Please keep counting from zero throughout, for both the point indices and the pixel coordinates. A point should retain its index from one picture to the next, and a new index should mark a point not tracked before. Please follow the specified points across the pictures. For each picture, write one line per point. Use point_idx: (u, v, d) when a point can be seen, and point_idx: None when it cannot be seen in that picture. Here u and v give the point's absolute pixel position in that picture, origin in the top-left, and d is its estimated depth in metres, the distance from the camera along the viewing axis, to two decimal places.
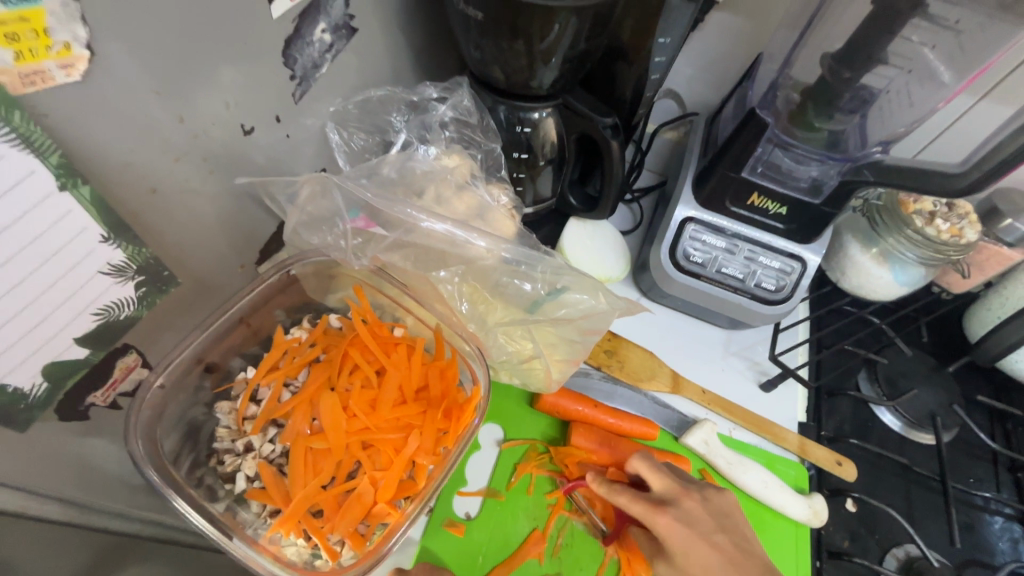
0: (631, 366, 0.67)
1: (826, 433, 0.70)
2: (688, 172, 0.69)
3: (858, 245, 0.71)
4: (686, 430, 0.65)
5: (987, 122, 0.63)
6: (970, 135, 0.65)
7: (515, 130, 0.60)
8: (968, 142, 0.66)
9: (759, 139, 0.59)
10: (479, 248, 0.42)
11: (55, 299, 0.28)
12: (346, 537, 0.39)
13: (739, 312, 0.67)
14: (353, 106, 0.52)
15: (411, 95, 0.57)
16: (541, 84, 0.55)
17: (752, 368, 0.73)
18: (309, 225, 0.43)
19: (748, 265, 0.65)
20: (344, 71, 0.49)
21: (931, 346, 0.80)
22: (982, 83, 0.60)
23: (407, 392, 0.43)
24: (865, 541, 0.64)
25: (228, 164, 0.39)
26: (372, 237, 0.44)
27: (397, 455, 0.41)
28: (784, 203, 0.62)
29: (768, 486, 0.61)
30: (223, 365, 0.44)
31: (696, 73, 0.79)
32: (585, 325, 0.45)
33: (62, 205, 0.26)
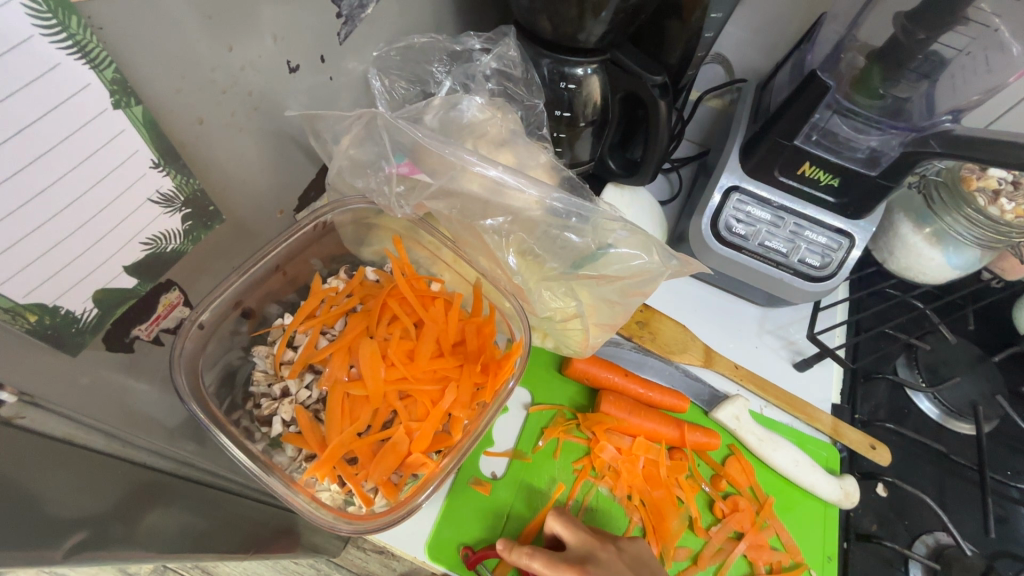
0: (664, 338, 0.66)
1: (860, 417, 0.69)
2: (735, 141, 0.66)
3: (910, 224, 0.67)
4: (717, 404, 0.63)
5: None
6: None
7: (560, 87, 0.58)
8: None
9: (819, 104, 0.55)
10: (525, 199, 0.41)
11: (107, 224, 0.27)
12: (379, 485, 0.39)
13: (779, 288, 0.65)
14: (395, 53, 0.50)
15: (454, 44, 0.55)
16: (589, 38, 0.53)
17: (786, 347, 0.71)
18: (353, 170, 0.42)
19: (793, 240, 0.63)
20: (388, 14, 0.47)
21: (976, 335, 0.77)
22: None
23: (444, 345, 0.42)
24: (894, 526, 0.63)
25: (269, 103, 0.38)
26: (416, 184, 0.42)
27: (434, 407, 0.40)
28: (838, 174, 0.59)
29: (799, 464, 0.60)
30: (260, 311, 0.45)
31: (748, 36, 0.75)
32: (630, 285, 0.44)
33: (115, 123, 0.25)
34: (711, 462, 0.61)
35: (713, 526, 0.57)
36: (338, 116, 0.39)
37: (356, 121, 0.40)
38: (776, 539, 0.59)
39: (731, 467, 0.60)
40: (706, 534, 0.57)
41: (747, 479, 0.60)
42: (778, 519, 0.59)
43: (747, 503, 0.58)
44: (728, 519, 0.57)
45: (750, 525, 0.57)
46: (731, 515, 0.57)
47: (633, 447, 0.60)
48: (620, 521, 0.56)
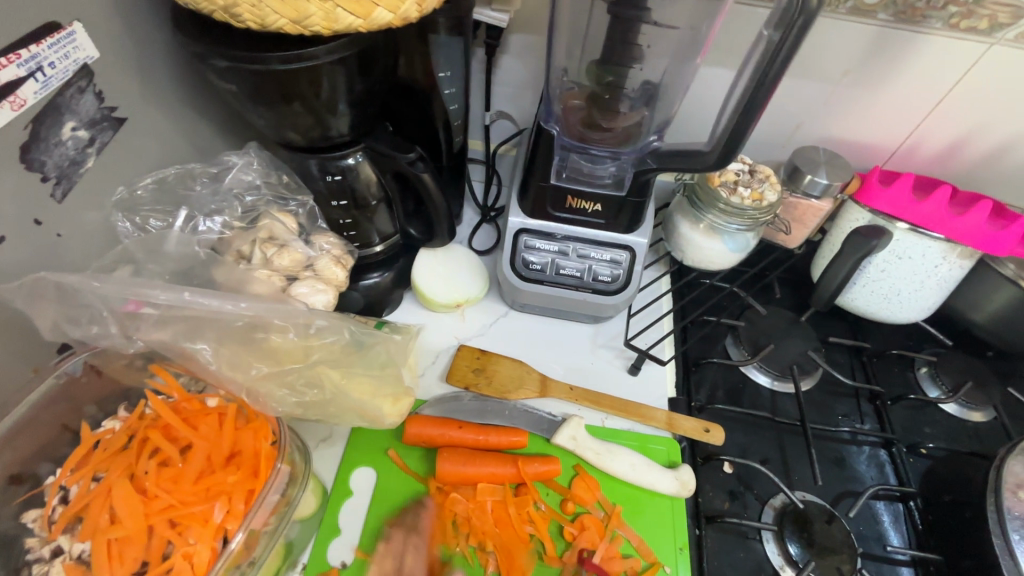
0: (499, 382, 0.69)
1: (695, 404, 0.74)
2: (513, 189, 0.72)
3: (688, 223, 0.76)
4: (556, 429, 0.67)
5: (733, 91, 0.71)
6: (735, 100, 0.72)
7: (331, 180, 0.63)
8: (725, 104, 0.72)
9: (553, 148, 0.63)
10: (238, 312, 0.45)
11: None
12: None
13: (589, 307, 0.72)
14: (142, 190, 0.53)
15: (212, 167, 0.59)
16: (339, 133, 0.59)
17: (620, 356, 0.77)
18: (70, 321, 0.43)
19: (583, 263, 0.69)
20: (119, 160, 0.50)
21: (785, 300, 0.86)
22: (733, 58, 0.68)
23: (215, 462, 0.44)
24: (744, 498, 0.67)
25: None
26: (139, 317, 0.44)
27: (206, 524, 0.41)
28: (597, 201, 0.66)
29: (636, 467, 0.64)
30: (30, 473, 0.44)
31: (517, 93, 0.83)
32: (378, 354, 0.52)
33: None
34: (557, 488, 0.64)
35: (566, 551, 0.60)
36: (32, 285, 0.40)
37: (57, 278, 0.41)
38: (629, 546, 0.61)
39: (577, 488, 0.63)
40: (561, 561, 0.59)
41: (593, 495, 0.63)
42: (627, 525, 0.62)
43: (594, 520, 0.61)
44: (578, 540, 0.60)
45: (601, 539, 0.60)
46: (580, 535, 0.60)
47: (477, 493, 0.62)
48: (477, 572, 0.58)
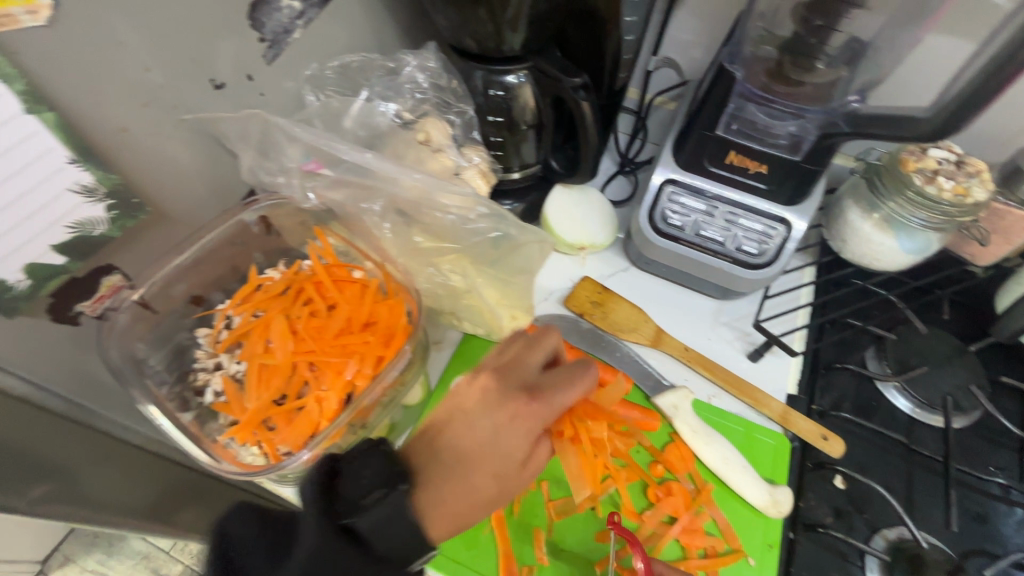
0: (616, 318, 0.70)
1: (817, 407, 0.67)
2: (670, 136, 0.68)
3: (859, 211, 0.67)
4: (660, 391, 0.64)
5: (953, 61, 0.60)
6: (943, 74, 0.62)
7: (492, 95, 0.64)
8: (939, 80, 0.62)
9: (730, 94, 0.58)
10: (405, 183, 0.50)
11: (21, 213, 0.34)
12: (292, 447, 0.44)
13: (724, 277, 0.67)
14: (330, 71, 0.57)
15: (389, 62, 0.61)
16: (512, 48, 0.59)
17: (741, 338, 0.72)
18: (264, 166, 0.50)
19: (728, 228, 0.64)
20: (318, 38, 0.54)
21: (953, 324, 0.74)
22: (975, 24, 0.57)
23: (353, 324, 0.47)
24: (851, 519, 0.60)
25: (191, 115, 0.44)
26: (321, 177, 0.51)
27: (339, 377, 0.45)
28: (765, 161, 0.60)
29: (729, 461, 0.59)
30: (206, 298, 0.50)
31: (693, 38, 0.77)
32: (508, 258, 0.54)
33: (25, 126, 0.32)
34: (649, 447, 0.62)
35: (646, 510, 0.58)
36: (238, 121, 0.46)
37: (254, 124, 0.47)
38: (712, 526, 0.58)
39: (670, 453, 0.61)
40: (640, 518, 0.58)
41: (685, 465, 0.60)
42: (716, 505, 0.59)
43: (682, 489, 0.59)
44: (661, 503, 0.58)
45: (685, 510, 0.58)
46: (665, 500, 0.58)
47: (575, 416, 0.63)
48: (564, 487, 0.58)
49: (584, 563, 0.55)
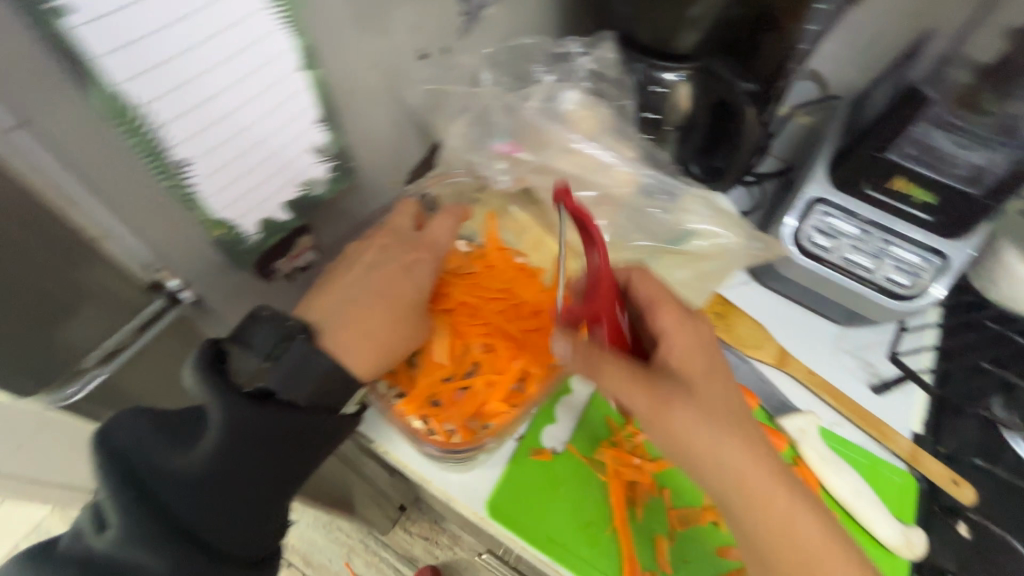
0: (740, 333, 0.68)
1: (943, 450, 0.65)
2: (823, 151, 0.66)
3: (1019, 252, 0.64)
4: (785, 413, 0.63)
5: None
6: None
7: (648, 91, 0.63)
8: None
9: (913, 118, 0.55)
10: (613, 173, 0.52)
11: (271, 168, 0.34)
12: (459, 427, 0.45)
13: (862, 304, 0.64)
14: (503, 51, 0.56)
15: (555, 47, 0.60)
16: (681, 46, 0.57)
17: (865, 369, 0.69)
18: (466, 148, 0.51)
19: (880, 255, 0.61)
20: (501, 16, 0.53)
21: None
22: None
23: (523, 311, 0.47)
24: (976, 569, 0.58)
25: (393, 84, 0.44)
26: (517, 161, 0.52)
27: (510, 363, 0.45)
28: (936, 191, 0.57)
29: (858, 493, 0.58)
30: None
31: (847, 53, 0.74)
32: (686, 262, 0.54)
33: (297, 83, 0.32)
34: None
35: None
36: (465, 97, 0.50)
37: None
38: None
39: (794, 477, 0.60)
40: None
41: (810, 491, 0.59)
42: None
43: None
44: None
45: None
46: None
47: None
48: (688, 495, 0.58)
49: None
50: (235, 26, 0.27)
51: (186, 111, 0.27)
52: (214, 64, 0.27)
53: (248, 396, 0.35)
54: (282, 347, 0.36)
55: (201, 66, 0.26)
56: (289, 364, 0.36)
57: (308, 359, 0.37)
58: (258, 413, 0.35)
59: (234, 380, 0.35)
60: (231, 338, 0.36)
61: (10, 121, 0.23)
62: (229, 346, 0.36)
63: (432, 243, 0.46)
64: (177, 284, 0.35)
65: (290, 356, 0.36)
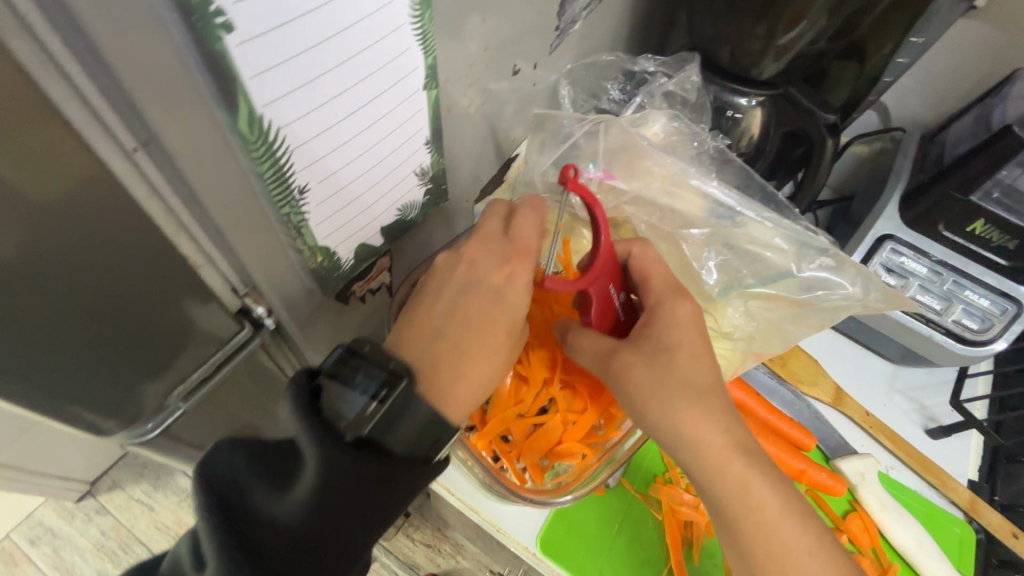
0: (795, 368, 0.66)
1: (999, 500, 0.63)
2: (896, 187, 0.64)
3: None
4: (842, 455, 0.61)
5: None
6: None
7: (720, 115, 0.61)
8: None
9: (1009, 160, 0.52)
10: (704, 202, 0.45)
11: (378, 192, 0.31)
12: (531, 466, 0.43)
13: (926, 347, 0.62)
14: (581, 67, 0.53)
15: (631, 66, 0.57)
16: (762, 73, 0.55)
17: (918, 412, 0.67)
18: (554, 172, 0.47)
19: (949, 298, 0.60)
20: (585, 31, 0.50)
21: None
22: None
23: None
24: None
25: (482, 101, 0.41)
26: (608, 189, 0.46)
27: (592, 405, 0.42)
28: (1015, 237, 0.55)
29: (923, 546, 0.56)
30: None
31: (915, 84, 0.72)
32: (810, 316, 0.46)
33: (418, 104, 0.29)
34: (830, 513, 0.59)
35: None
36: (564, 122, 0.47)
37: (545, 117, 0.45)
38: None
39: (853, 523, 0.58)
40: None
41: (870, 539, 0.57)
42: None
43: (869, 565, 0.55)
44: None
45: None
46: None
47: None
48: None
49: None
50: (373, 45, 0.24)
51: (311, 137, 0.24)
52: (346, 87, 0.24)
53: (346, 447, 0.29)
54: (382, 394, 0.30)
55: (334, 87, 0.23)
56: (386, 418, 0.29)
57: (405, 412, 0.30)
58: (353, 465, 0.29)
59: (333, 424, 0.29)
60: (331, 374, 0.30)
61: (132, 142, 0.20)
62: (325, 382, 0.30)
63: (528, 250, 0.36)
64: (264, 311, 0.32)
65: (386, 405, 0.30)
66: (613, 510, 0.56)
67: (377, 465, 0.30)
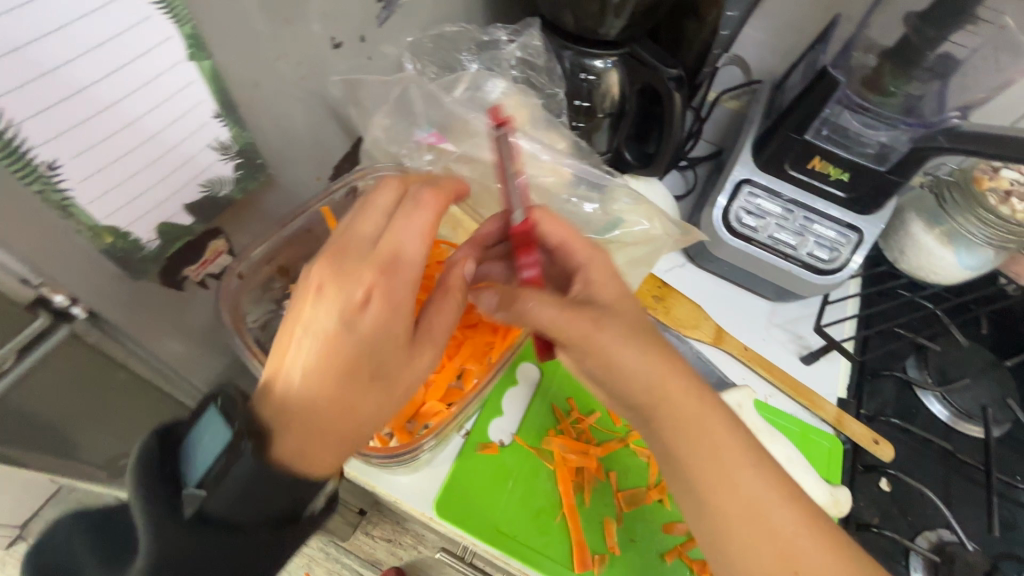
0: (677, 314, 0.70)
1: (865, 412, 0.69)
2: (747, 136, 0.69)
3: (922, 223, 0.69)
4: (723, 388, 0.65)
5: None
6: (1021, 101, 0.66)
7: (579, 78, 0.62)
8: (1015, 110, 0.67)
9: (829, 100, 0.57)
10: (541, 166, 0.51)
11: (169, 165, 0.32)
12: (395, 428, 0.44)
13: (790, 281, 0.66)
14: (427, 40, 0.54)
15: (482, 35, 0.59)
16: (609, 32, 0.56)
17: (794, 341, 0.73)
18: (389, 139, 0.51)
19: (802, 233, 0.64)
20: (423, 2, 0.51)
21: (990, 339, 0.77)
22: None
23: (460, 306, 0.46)
24: (897, 521, 0.63)
25: (304, 72, 0.40)
26: (441, 151, 0.52)
27: (449, 361, 0.46)
28: (849, 169, 0.60)
29: (793, 462, 0.60)
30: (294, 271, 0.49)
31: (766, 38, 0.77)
32: (631, 253, 0.53)
33: (186, 74, 0.30)
34: None
35: None
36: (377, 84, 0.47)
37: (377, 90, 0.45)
38: None
39: None
40: None
41: None
42: None
43: None
44: None
45: None
46: None
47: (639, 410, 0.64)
48: (630, 476, 0.60)
49: (652, 553, 0.56)
50: (102, 10, 0.25)
51: (52, 102, 0.25)
52: (87, 47, 0.25)
53: (186, 521, 0.32)
54: (222, 459, 0.32)
55: (62, 55, 0.24)
56: (229, 478, 0.32)
57: (247, 479, 0.33)
58: (189, 536, 0.32)
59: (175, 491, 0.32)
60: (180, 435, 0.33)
61: None
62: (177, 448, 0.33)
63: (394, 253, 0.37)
64: (65, 301, 0.31)
65: (229, 468, 0.32)
66: (507, 465, 0.58)
67: (216, 525, 0.33)
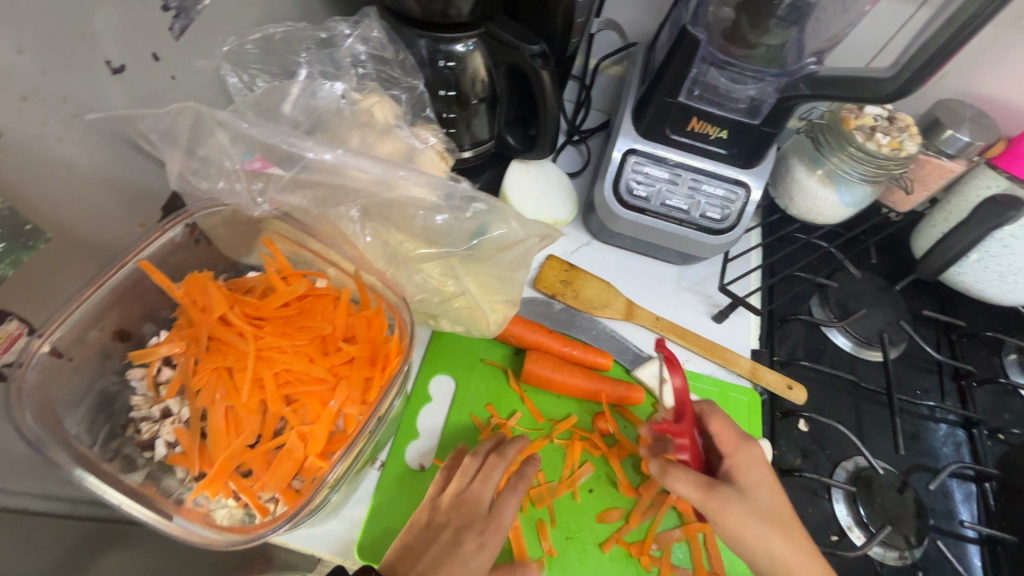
0: (587, 296, 0.68)
1: (777, 358, 0.71)
2: (627, 105, 0.67)
3: (804, 167, 0.70)
4: (640, 363, 0.65)
5: (882, 26, 0.67)
6: (874, 35, 0.68)
7: (440, 66, 0.56)
8: (871, 45, 0.69)
9: (693, 60, 0.56)
10: (374, 177, 0.43)
11: None
12: (278, 493, 0.39)
13: (689, 245, 0.66)
14: (251, 46, 0.48)
15: (320, 31, 0.53)
16: (461, 13, 0.50)
17: (704, 301, 0.73)
18: (198, 170, 0.42)
19: (692, 196, 0.64)
20: (233, 4, 0.45)
21: (880, 267, 0.81)
22: None
23: (328, 344, 0.42)
24: (816, 457, 0.65)
25: (73, 107, 0.34)
26: (269, 178, 0.43)
27: (324, 407, 0.40)
28: (725, 127, 0.60)
29: None
30: (135, 332, 0.43)
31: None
32: (508, 254, 0.48)
33: None
34: (637, 421, 0.63)
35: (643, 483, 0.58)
36: (157, 115, 0.37)
37: (182, 116, 0.39)
38: None
39: None
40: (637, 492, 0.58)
41: None
42: None
43: None
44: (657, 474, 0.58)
45: None
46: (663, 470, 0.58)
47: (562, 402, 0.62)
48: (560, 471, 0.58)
49: (593, 546, 0.55)
50: None
51: None
52: None
53: None
54: None
55: None
56: None
57: None
58: None
59: None
60: None
61: None
62: None
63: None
64: None
65: None
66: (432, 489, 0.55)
67: None
